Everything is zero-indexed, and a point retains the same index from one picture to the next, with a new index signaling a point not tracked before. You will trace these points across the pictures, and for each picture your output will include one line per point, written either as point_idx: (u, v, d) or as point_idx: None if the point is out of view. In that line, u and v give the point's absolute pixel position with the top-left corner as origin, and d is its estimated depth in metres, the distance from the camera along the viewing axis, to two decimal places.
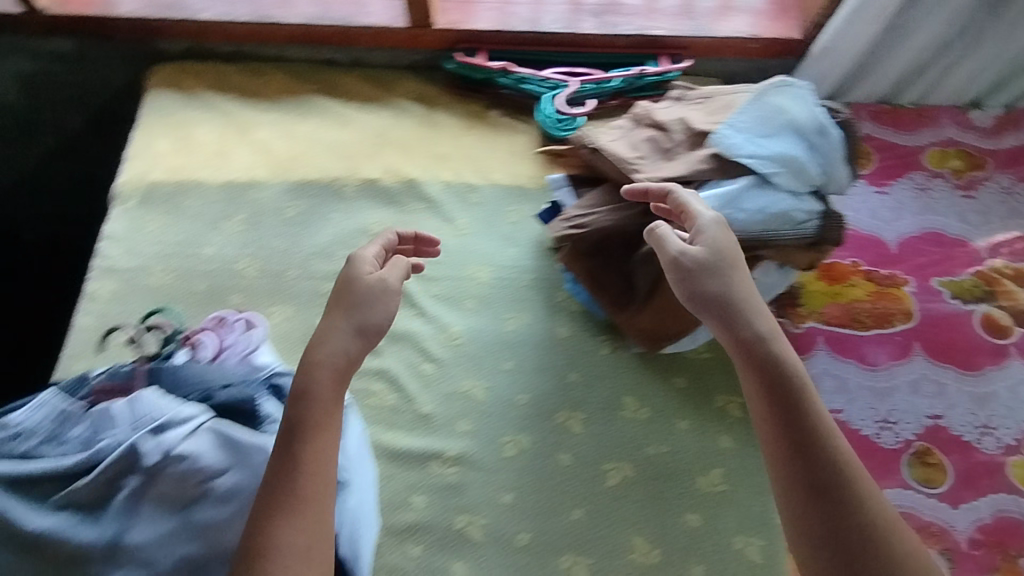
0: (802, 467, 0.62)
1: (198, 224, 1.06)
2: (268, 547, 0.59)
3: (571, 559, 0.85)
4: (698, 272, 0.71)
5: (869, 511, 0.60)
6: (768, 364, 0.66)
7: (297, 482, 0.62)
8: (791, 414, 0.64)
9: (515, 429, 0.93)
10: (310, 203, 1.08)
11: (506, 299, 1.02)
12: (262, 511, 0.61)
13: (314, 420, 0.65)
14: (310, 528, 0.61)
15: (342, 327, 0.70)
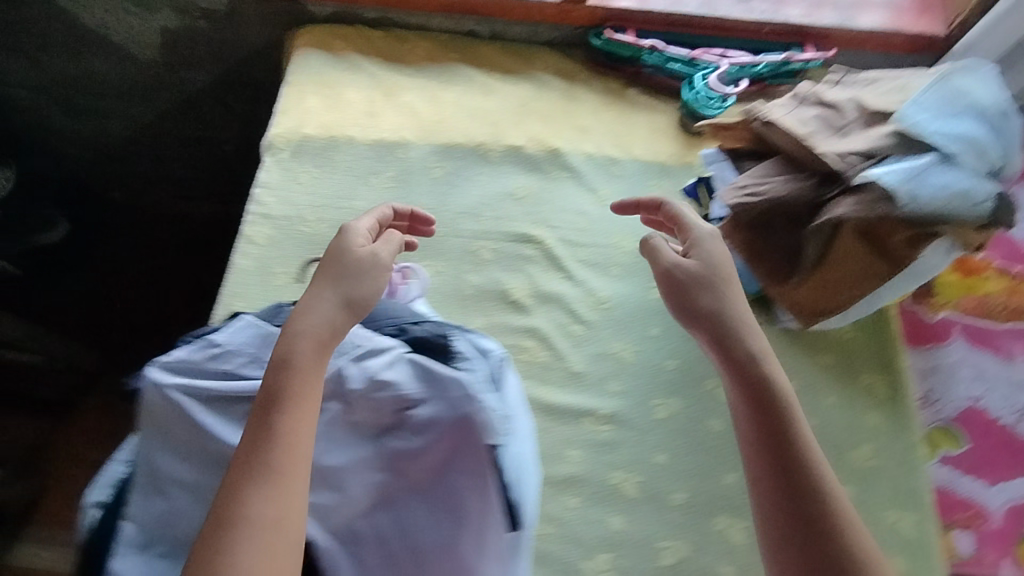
0: (781, 481, 0.67)
1: (349, 178, 1.09)
2: (235, 516, 0.60)
3: (726, 520, 0.87)
4: (691, 286, 0.78)
5: (837, 524, 0.64)
6: (753, 379, 0.72)
7: (269, 454, 0.63)
8: (771, 428, 0.69)
9: (665, 393, 0.95)
10: (456, 165, 1.10)
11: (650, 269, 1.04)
12: (234, 481, 0.62)
13: (292, 392, 0.67)
14: (279, 500, 0.62)
15: (325, 297, 0.74)
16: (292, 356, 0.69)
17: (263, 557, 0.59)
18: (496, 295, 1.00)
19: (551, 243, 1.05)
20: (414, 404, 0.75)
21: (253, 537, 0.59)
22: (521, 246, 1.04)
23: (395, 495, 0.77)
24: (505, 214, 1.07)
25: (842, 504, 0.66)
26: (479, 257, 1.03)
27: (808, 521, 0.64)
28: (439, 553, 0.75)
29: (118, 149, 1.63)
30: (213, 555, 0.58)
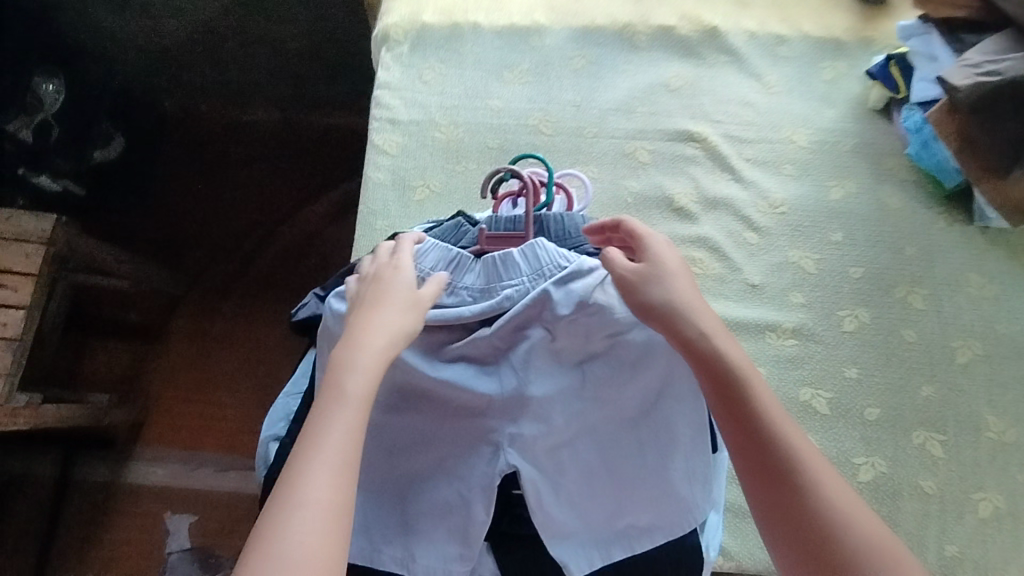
0: (757, 474, 0.56)
1: (483, 73, 0.96)
2: (292, 502, 0.50)
3: (924, 435, 0.82)
4: (642, 285, 0.64)
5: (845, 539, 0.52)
6: (712, 359, 0.60)
7: (325, 434, 0.54)
8: (739, 419, 0.58)
9: (853, 303, 0.87)
10: (598, 52, 0.98)
11: (827, 165, 0.93)
12: (292, 460, 0.52)
13: (352, 383, 0.57)
14: (336, 485, 0.52)
15: (368, 338, 0.60)
16: (356, 345, 0.59)
17: (314, 552, 0.48)
18: (659, 201, 0.91)
19: (716, 139, 0.93)
20: (625, 328, 0.68)
21: (317, 526, 0.49)
22: (682, 145, 0.93)
23: (604, 424, 0.70)
24: (660, 108, 0.95)
25: (848, 510, 0.53)
26: (636, 160, 0.92)
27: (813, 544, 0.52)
28: (652, 479, 0.70)
29: (188, 71, 1.44)
30: (273, 544, 0.48)
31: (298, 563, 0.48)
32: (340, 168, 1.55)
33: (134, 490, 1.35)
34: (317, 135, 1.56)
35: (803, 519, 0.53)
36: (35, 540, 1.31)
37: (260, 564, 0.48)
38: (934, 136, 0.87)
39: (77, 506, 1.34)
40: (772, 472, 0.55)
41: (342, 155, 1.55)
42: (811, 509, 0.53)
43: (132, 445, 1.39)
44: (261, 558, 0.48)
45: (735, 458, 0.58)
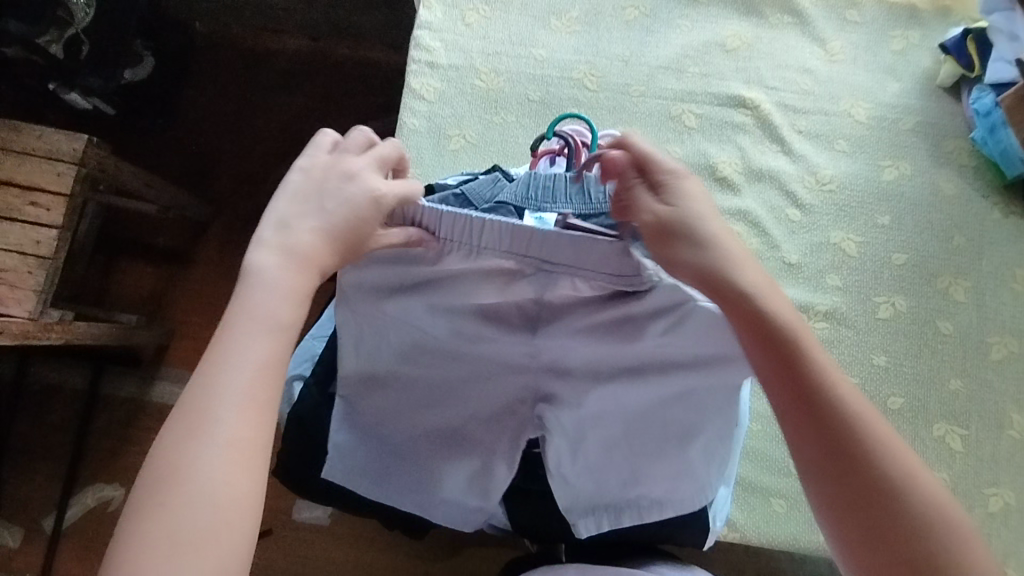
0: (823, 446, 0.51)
1: (529, 19, 0.92)
2: (197, 436, 0.47)
3: (945, 428, 0.81)
4: (670, 236, 0.55)
5: (893, 469, 0.51)
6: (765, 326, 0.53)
7: (239, 374, 0.49)
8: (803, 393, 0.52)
9: (891, 290, 0.85)
10: (653, 4, 0.93)
11: (883, 143, 0.88)
12: (199, 396, 0.48)
13: (273, 314, 0.51)
14: (251, 425, 0.49)
15: (298, 254, 0.53)
16: (269, 262, 0.53)
17: (228, 490, 0.47)
18: (700, 169, 0.88)
19: (769, 108, 0.89)
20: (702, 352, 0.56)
21: (226, 461, 0.47)
22: (731, 111, 0.89)
23: (645, 419, 0.65)
24: (713, 69, 0.90)
25: (912, 482, 0.51)
26: (682, 124, 0.89)
27: (869, 506, 0.51)
28: (679, 468, 0.69)
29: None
30: (180, 481, 0.46)
31: (208, 498, 0.46)
32: (366, 105, 1.50)
33: (161, 409, 1.40)
34: (346, 69, 1.51)
35: (875, 498, 0.50)
36: (66, 447, 1.38)
37: (164, 500, 0.46)
38: (1005, 124, 0.82)
39: (105, 420, 1.40)
40: (845, 457, 0.51)
41: (370, 94, 1.50)
42: (876, 478, 0.51)
43: (158, 367, 1.43)
44: (167, 494, 0.46)
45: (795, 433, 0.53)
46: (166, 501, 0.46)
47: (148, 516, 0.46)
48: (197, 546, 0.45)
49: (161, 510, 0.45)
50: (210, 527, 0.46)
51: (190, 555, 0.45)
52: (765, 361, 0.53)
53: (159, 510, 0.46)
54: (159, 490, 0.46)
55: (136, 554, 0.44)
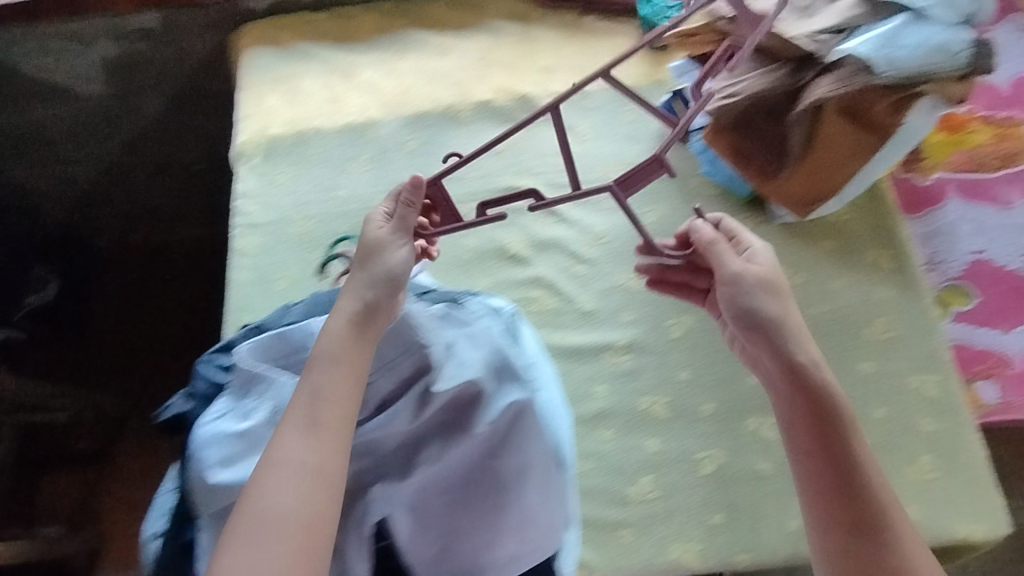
0: (842, 505, 0.69)
1: (328, 170, 1.09)
2: (283, 460, 0.64)
3: (757, 420, 0.88)
4: (759, 295, 0.73)
5: (884, 514, 0.69)
6: (817, 402, 0.71)
7: (314, 407, 0.67)
8: (836, 459, 0.70)
9: (678, 311, 0.96)
10: (428, 133, 1.10)
11: (640, 195, 1.03)
12: (281, 427, 0.66)
13: (322, 355, 0.69)
14: (316, 447, 0.65)
15: (347, 306, 0.71)
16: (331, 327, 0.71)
17: (298, 506, 0.62)
18: (494, 253, 1.01)
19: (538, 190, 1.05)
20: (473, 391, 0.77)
21: (294, 486, 0.63)
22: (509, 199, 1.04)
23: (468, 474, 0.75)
24: (488, 171, 1.07)
25: (909, 554, 0.68)
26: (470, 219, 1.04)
27: (859, 534, 0.68)
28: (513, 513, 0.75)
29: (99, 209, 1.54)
30: (250, 503, 0.62)
31: (273, 519, 0.61)
32: None
33: None
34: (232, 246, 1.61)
35: (877, 561, 0.67)
36: None
37: (245, 520, 0.62)
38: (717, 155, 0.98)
39: None
40: (860, 522, 0.68)
41: None
42: (881, 546, 0.68)
43: None
44: (241, 520, 0.62)
45: (813, 487, 0.70)
46: (247, 520, 0.62)
47: (233, 538, 0.61)
48: (274, 539, 0.61)
49: (242, 527, 0.61)
50: (291, 534, 0.61)
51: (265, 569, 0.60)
52: (810, 428, 0.71)
53: (253, 526, 0.61)
54: (240, 509, 0.62)
55: (237, 553, 0.60)
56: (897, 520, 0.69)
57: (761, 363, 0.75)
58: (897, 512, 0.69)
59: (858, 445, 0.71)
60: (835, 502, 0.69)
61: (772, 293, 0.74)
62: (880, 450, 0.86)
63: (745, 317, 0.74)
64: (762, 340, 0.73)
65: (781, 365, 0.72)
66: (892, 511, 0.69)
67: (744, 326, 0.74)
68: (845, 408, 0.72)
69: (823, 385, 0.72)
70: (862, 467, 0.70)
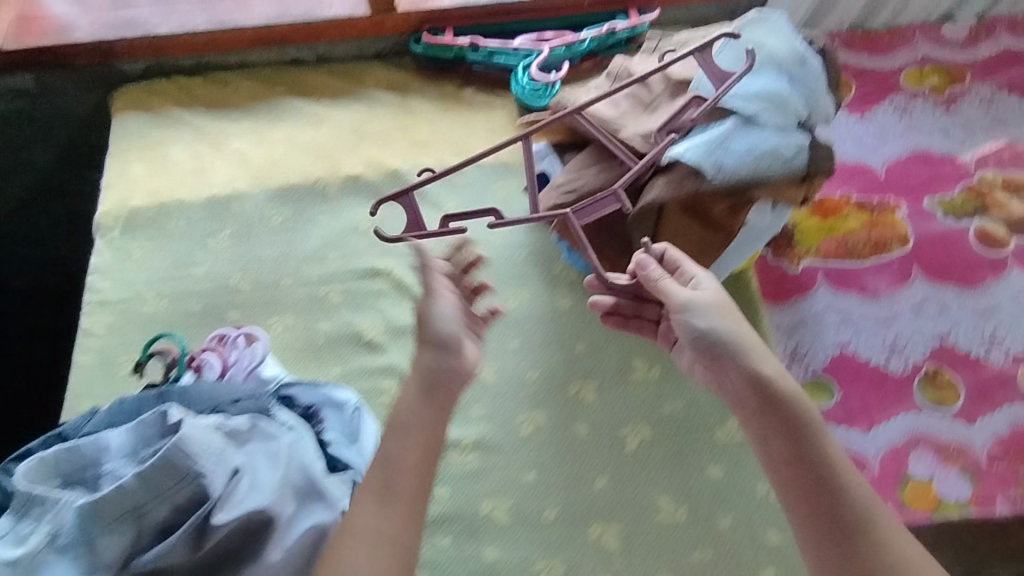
0: (836, 533, 0.56)
1: (187, 245, 1.06)
2: (361, 529, 0.58)
3: (600, 528, 0.85)
4: (731, 315, 0.67)
5: (877, 529, 0.56)
6: (785, 413, 0.61)
7: (396, 473, 0.61)
8: (818, 479, 0.58)
9: (530, 406, 0.92)
10: (294, 208, 1.07)
11: (502, 280, 1.00)
12: (364, 491, 0.60)
13: (396, 418, 0.63)
14: (392, 516, 0.59)
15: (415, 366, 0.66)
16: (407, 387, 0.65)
17: None
18: (348, 338, 0.98)
19: (400, 272, 1.02)
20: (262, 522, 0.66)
21: (372, 556, 0.57)
22: (369, 281, 1.01)
23: None
24: (351, 251, 1.03)
25: None
26: (327, 302, 1.00)
27: (850, 557, 0.55)
28: None
29: None
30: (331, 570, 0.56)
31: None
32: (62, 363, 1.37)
33: None
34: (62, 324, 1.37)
35: None
36: None
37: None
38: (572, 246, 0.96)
39: None
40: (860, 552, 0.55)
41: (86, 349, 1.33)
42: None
43: None
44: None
45: (799, 516, 0.58)
46: None
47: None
48: None
49: None
50: None
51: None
52: (783, 443, 0.60)
53: None
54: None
55: None
56: (897, 535, 0.56)
57: (722, 386, 0.66)
58: (895, 527, 0.57)
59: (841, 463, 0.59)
60: (817, 520, 0.57)
61: (727, 313, 0.67)
62: (723, 564, 0.82)
63: (698, 341, 0.66)
64: (721, 355, 0.65)
65: (744, 379, 0.63)
66: (887, 524, 0.56)
67: (701, 352, 0.67)
68: (816, 418, 0.61)
69: (789, 394, 0.62)
70: (846, 485, 0.58)
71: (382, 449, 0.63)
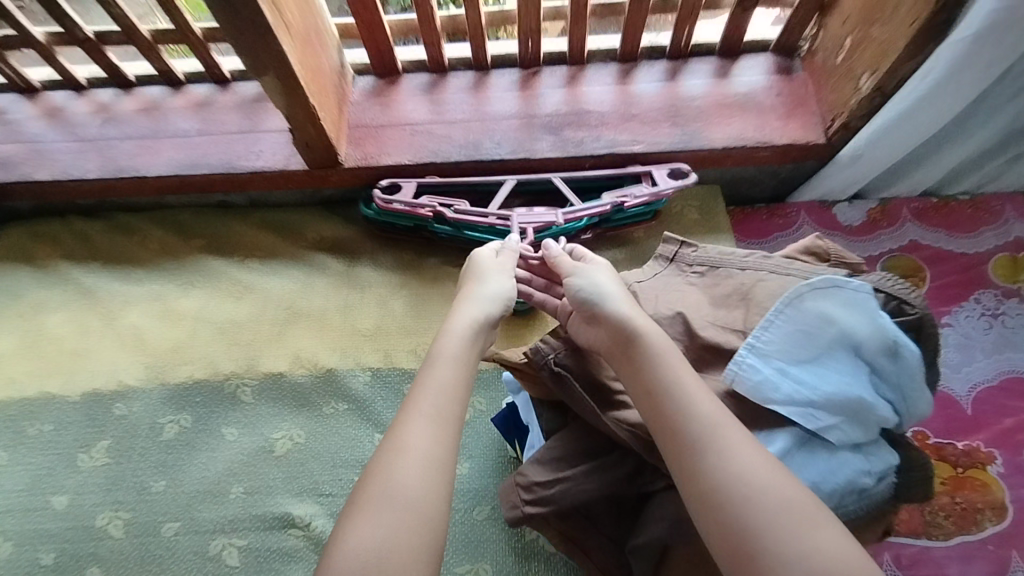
0: (682, 443, 0.50)
1: (52, 459, 0.81)
2: (402, 445, 0.52)
3: None
4: (609, 274, 0.66)
5: (721, 439, 0.49)
6: (632, 342, 0.57)
7: (449, 399, 0.56)
8: (661, 394, 0.53)
9: None
10: (195, 415, 0.83)
11: (455, 546, 0.74)
12: (403, 408, 0.55)
13: (443, 349, 0.60)
14: (441, 434, 0.53)
15: (472, 314, 0.64)
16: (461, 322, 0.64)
17: (415, 497, 0.49)
18: None
19: (321, 523, 0.76)
20: None
21: (421, 476, 0.51)
22: (281, 535, 0.76)
23: None
24: (261, 485, 0.79)
25: (778, 493, 0.46)
26: (221, 565, 0.74)
27: (697, 462, 0.49)
28: None
29: None
30: (379, 483, 0.50)
31: (405, 500, 0.49)
32: None
33: None
34: None
35: (736, 500, 0.46)
36: None
37: (369, 496, 0.49)
38: None
39: None
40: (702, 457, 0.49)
41: None
42: (736, 483, 0.47)
43: None
44: (367, 497, 0.49)
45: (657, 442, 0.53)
46: (367, 503, 0.49)
47: (354, 510, 0.49)
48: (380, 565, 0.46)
49: (356, 514, 0.48)
50: (405, 543, 0.47)
51: (399, 558, 0.46)
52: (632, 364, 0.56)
53: (365, 509, 0.49)
54: (358, 496, 0.50)
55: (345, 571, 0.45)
56: (747, 446, 0.49)
57: (591, 337, 0.62)
58: (746, 437, 0.50)
59: (688, 379, 0.54)
60: (664, 438, 0.52)
61: (608, 275, 0.66)
62: None
63: (575, 295, 0.64)
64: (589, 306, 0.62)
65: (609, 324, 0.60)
66: (734, 435, 0.50)
67: (578, 308, 0.64)
68: (667, 344, 0.57)
69: (642, 329, 0.58)
70: (691, 399, 0.52)
71: (424, 376, 0.58)
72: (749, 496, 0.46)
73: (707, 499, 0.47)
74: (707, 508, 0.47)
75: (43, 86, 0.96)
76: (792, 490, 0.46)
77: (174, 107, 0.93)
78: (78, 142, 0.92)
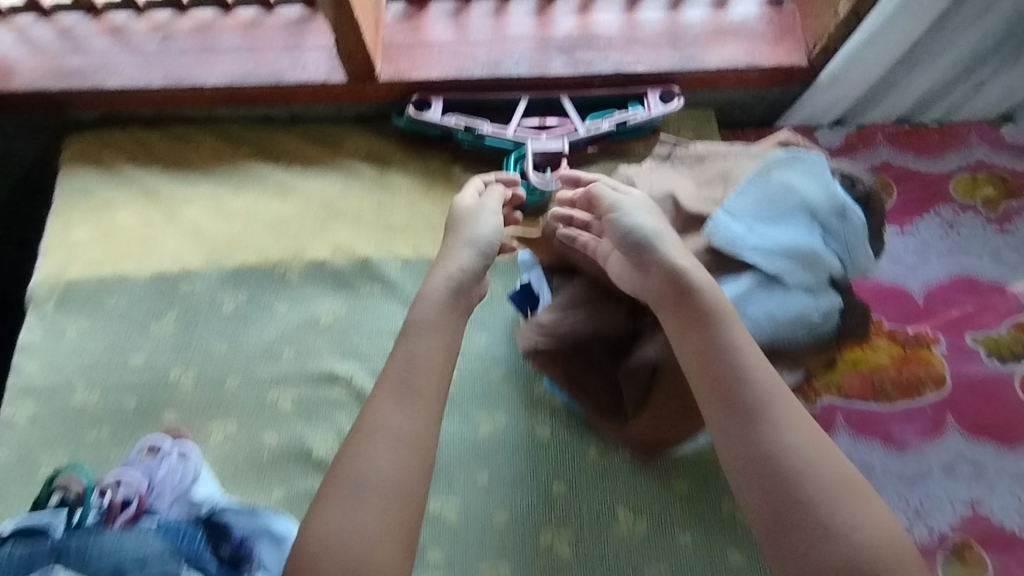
0: (736, 411, 0.57)
1: (129, 326, 0.95)
2: (373, 426, 0.61)
3: None
4: (654, 215, 0.70)
5: (772, 410, 0.57)
6: (691, 308, 0.63)
7: (423, 375, 0.64)
8: (718, 362, 0.60)
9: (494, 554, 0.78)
10: (250, 293, 0.96)
11: (475, 398, 0.88)
12: (378, 392, 0.63)
13: (423, 318, 0.68)
14: (413, 413, 0.62)
15: (450, 268, 0.72)
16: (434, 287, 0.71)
17: (384, 481, 0.58)
18: (296, 455, 0.85)
19: (361, 379, 0.90)
20: None
21: (390, 458, 0.59)
22: (327, 389, 0.89)
23: None
24: (308, 350, 0.92)
25: (819, 465, 0.54)
26: (277, 410, 0.88)
27: (749, 429, 0.56)
28: None
29: None
30: (347, 468, 0.59)
31: (376, 485, 0.58)
32: None
33: None
34: None
35: (781, 469, 0.54)
36: None
37: (341, 484, 0.58)
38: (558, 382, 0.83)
39: None
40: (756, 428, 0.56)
41: None
42: (782, 453, 0.55)
43: None
44: (339, 482, 0.58)
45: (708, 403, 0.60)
46: (339, 483, 0.58)
47: (329, 493, 0.58)
48: (356, 538, 0.55)
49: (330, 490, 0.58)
50: (375, 519, 0.56)
51: (371, 539, 0.56)
52: (690, 327, 0.62)
53: (340, 486, 0.58)
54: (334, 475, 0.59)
55: (314, 544, 0.55)
56: (785, 407, 0.58)
57: (642, 287, 0.67)
58: (790, 412, 0.57)
59: (743, 349, 0.60)
60: (715, 396, 0.59)
61: (655, 219, 0.70)
62: None
63: (625, 241, 0.69)
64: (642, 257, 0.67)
65: (662, 276, 0.65)
66: (784, 406, 0.57)
67: (628, 252, 0.69)
68: (722, 308, 0.63)
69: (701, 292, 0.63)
70: (746, 367, 0.59)
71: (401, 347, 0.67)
72: (798, 468, 0.54)
73: (755, 464, 0.55)
74: (755, 476, 0.55)
75: (106, 8, 1.07)
76: (830, 468, 0.54)
77: (226, 28, 1.04)
78: (142, 57, 1.03)
